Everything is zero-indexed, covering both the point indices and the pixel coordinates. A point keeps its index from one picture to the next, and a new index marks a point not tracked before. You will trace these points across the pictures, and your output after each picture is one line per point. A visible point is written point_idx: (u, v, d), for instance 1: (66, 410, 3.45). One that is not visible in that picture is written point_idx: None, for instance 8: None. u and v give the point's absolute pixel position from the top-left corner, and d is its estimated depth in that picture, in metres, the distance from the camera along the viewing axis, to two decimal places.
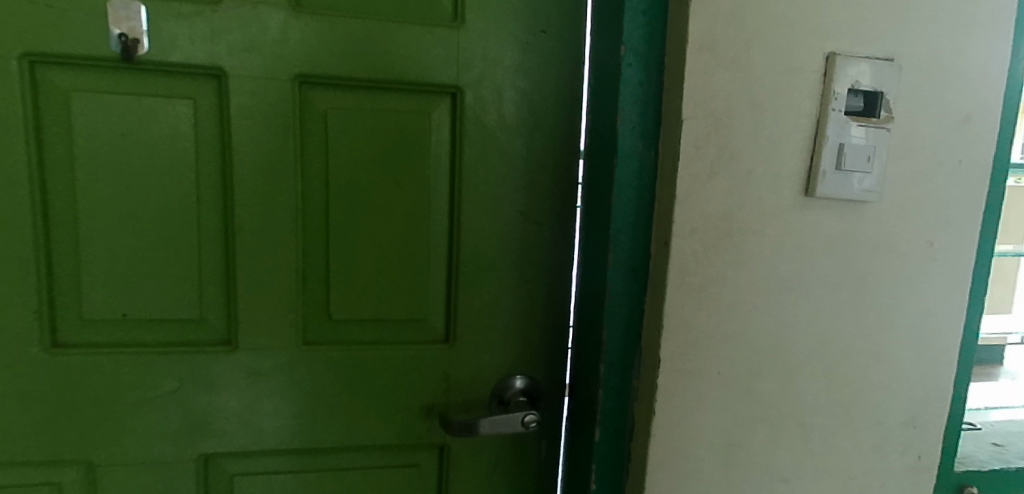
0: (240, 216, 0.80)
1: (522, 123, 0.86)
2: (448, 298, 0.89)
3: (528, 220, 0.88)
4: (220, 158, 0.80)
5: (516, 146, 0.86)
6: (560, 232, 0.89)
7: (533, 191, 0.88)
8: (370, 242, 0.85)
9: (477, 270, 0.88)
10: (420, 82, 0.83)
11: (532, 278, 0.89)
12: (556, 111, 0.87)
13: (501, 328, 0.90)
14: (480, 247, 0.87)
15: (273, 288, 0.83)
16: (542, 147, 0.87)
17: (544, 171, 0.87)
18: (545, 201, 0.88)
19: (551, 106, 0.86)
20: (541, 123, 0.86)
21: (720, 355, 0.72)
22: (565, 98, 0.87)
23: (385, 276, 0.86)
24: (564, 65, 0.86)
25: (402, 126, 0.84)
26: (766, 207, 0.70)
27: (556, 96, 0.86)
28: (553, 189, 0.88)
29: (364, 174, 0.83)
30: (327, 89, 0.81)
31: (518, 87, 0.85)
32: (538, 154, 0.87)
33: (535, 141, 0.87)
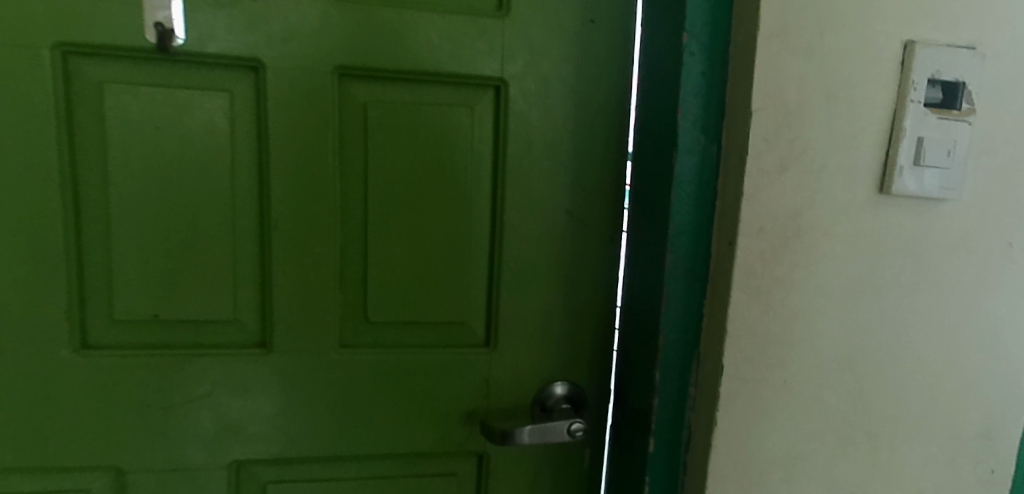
0: (277, 214, 0.77)
1: (569, 118, 0.82)
2: (489, 300, 0.85)
3: (575, 219, 0.84)
4: (257, 152, 0.76)
5: (562, 141, 0.82)
6: (608, 232, 0.85)
7: (580, 189, 0.84)
8: (410, 241, 0.81)
9: (521, 271, 0.84)
10: (463, 74, 0.79)
11: (578, 279, 0.85)
12: (606, 105, 0.83)
13: (544, 333, 0.86)
14: (524, 247, 0.83)
15: (309, 289, 0.79)
16: (590, 143, 0.83)
17: (592, 168, 0.83)
18: (592, 199, 0.84)
19: (600, 100, 0.82)
20: (590, 118, 0.83)
21: (787, 363, 0.67)
22: (615, 91, 0.83)
23: (425, 277, 0.82)
24: (614, 56, 0.82)
25: (444, 120, 0.80)
26: (837, 205, 0.65)
27: (606, 89, 0.82)
28: (600, 187, 0.84)
29: (403, 169, 0.80)
30: (367, 81, 0.78)
31: (565, 80, 0.81)
32: (585, 150, 0.83)
33: (583, 137, 0.83)
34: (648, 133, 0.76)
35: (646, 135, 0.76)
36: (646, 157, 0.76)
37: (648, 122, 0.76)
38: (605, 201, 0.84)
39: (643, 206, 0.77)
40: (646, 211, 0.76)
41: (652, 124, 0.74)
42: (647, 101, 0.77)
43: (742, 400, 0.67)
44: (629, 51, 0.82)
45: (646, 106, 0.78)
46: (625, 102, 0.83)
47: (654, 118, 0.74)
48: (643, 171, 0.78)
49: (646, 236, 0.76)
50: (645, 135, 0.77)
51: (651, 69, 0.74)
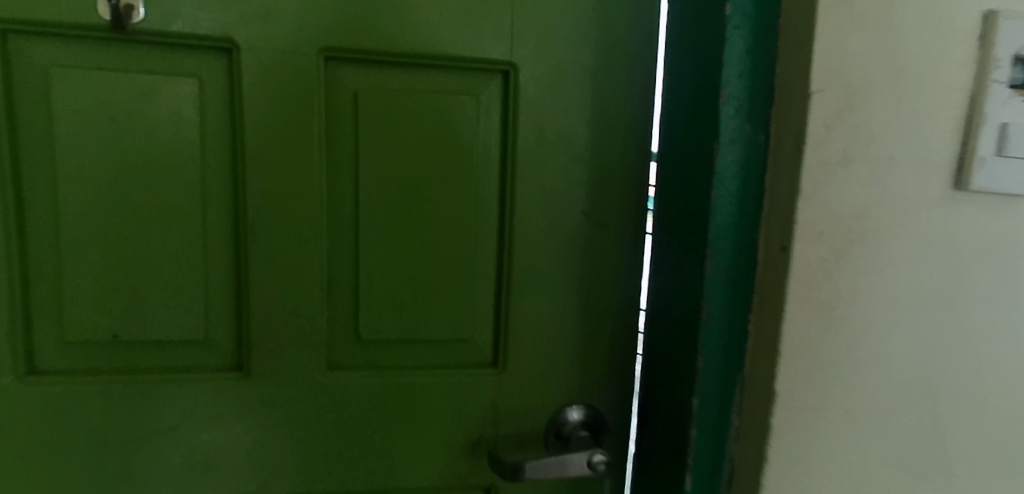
0: (254, 218, 0.67)
1: (587, 108, 0.73)
2: (497, 315, 0.75)
3: (594, 222, 0.74)
4: (231, 148, 0.66)
5: (579, 134, 0.73)
6: (631, 236, 0.76)
7: (600, 187, 0.74)
8: (407, 248, 0.71)
9: (533, 281, 0.74)
10: (468, 58, 0.70)
11: (598, 290, 0.76)
12: (628, 92, 0.73)
13: (560, 351, 0.76)
14: (537, 253, 0.74)
15: (291, 304, 0.69)
16: (611, 135, 0.73)
17: (612, 164, 0.74)
18: (613, 199, 0.75)
19: (621, 87, 0.73)
20: (611, 107, 0.73)
21: (849, 388, 0.58)
22: (638, 77, 0.73)
23: (425, 290, 0.72)
24: (637, 38, 0.73)
25: (446, 110, 0.70)
26: (907, 204, 0.56)
27: (627, 75, 0.73)
28: (622, 186, 0.74)
29: (398, 168, 0.70)
30: (358, 66, 0.68)
31: (582, 64, 0.72)
32: (605, 144, 0.73)
33: (602, 129, 0.73)
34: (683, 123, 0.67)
35: (680, 126, 0.67)
36: (682, 151, 0.67)
37: (683, 110, 0.67)
38: (628, 200, 0.75)
39: (677, 206, 0.68)
40: (682, 212, 0.67)
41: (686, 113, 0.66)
42: (680, 87, 0.68)
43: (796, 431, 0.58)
44: (654, 31, 0.73)
45: (677, 92, 0.69)
46: (649, 88, 0.74)
47: (692, 105, 0.65)
48: (675, 168, 0.69)
49: (682, 240, 0.67)
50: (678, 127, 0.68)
51: (688, 50, 0.66)
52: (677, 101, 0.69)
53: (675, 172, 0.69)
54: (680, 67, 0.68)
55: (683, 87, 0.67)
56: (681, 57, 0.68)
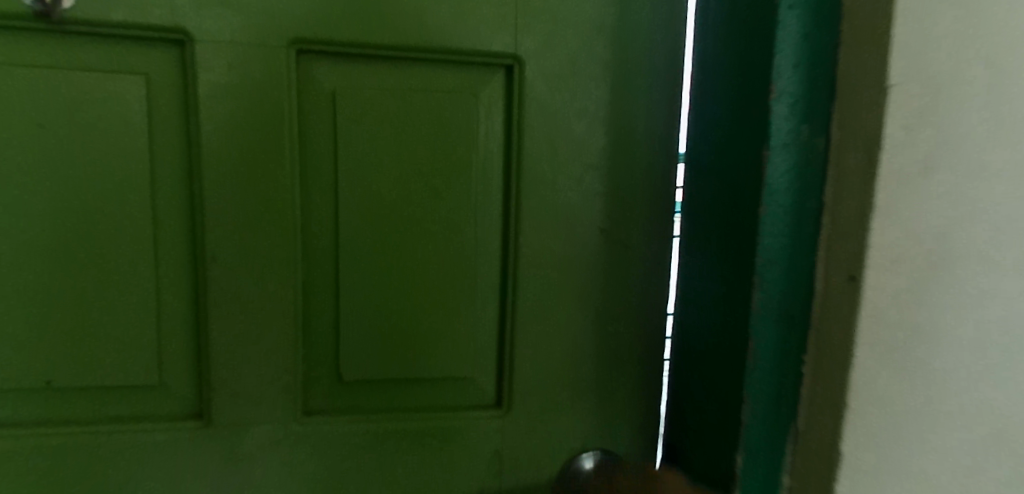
0: (214, 240, 0.57)
1: (604, 107, 0.62)
2: (501, 348, 0.65)
3: (612, 239, 0.64)
4: (186, 159, 0.56)
5: (594, 139, 0.63)
6: (655, 255, 0.65)
7: (619, 199, 0.64)
8: (395, 273, 0.61)
9: (542, 309, 0.64)
10: (465, 51, 0.60)
11: (617, 319, 0.65)
12: (652, 89, 0.63)
13: (574, 388, 0.66)
14: (547, 276, 0.64)
15: (259, 340, 0.59)
16: (632, 139, 0.63)
17: (633, 173, 0.64)
18: (634, 213, 0.64)
19: (644, 82, 0.63)
20: (632, 107, 0.63)
21: (927, 446, 0.48)
22: (663, 71, 0.63)
23: (417, 321, 0.62)
24: (661, 26, 0.62)
25: (440, 112, 0.60)
26: (1003, 222, 0.45)
27: (651, 68, 0.63)
28: (645, 199, 0.64)
29: (384, 181, 0.60)
30: (335, 60, 0.58)
31: (598, 57, 0.62)
32: (625, 150, 0.63)
33: (621, 132, 0.63)
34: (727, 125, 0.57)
35: (721, 127, 0.57)
36: (727, 157, 0.56)
37: (727, 109, 0.56)
38: (651, 214, 0.65)
39: (721, 222, 0.58)
40: (730, 229, 0.56)
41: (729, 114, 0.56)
42: (717, 82, 0.58)
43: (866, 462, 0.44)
44: (682, 17, 0.63)
45: (716, 89, 0.58)
46: (677, 83, 0.63)
47: (740, 104, 0.54)
48: (712, 177, 0.59)
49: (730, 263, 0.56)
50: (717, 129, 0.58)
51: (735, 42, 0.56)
52: (713, 99, 0.59)
53: (716, 181, 0.58)
54: (718, 60, 0.58)
55: (723, 84, 0.57)
56: (718, 48, 0.58)
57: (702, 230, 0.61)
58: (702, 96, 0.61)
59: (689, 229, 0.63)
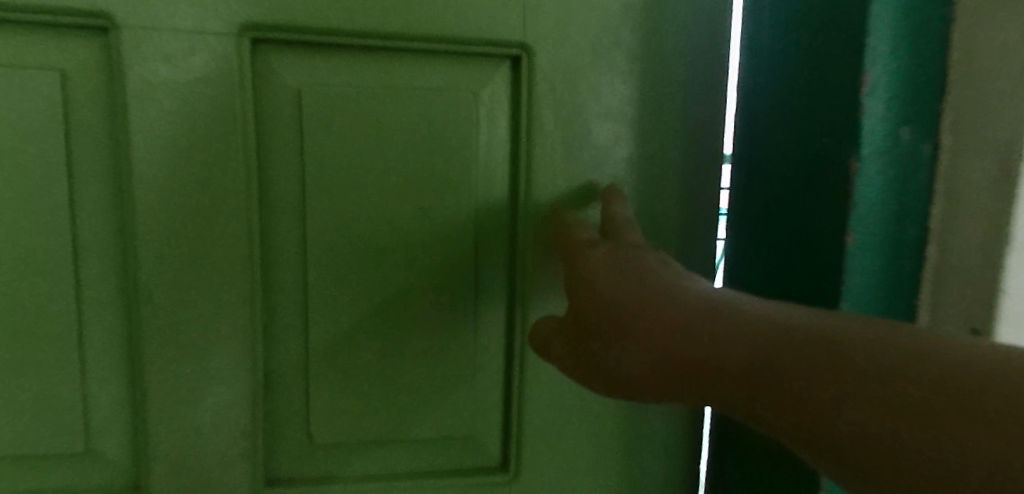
0: (150, 276, 0.46)
1: (631, 107, 0.51)
2: (506, 398, 0.54)
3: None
4: (114, 177, 0.45)
5: (619, 146, 0.51)
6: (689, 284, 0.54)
7: (648, 218, 0.53)
8: (380, 313, 0.50)
9: None
10: (461, 40, 0.49)
11: None
12: (689, 83, 0.51)
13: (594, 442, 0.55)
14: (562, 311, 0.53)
15: (210, 397, 0.48)
16: (665, 145, 0.52)
17: (667, 187, 0.53)
18: (667, 236, 0.53)
19: (680, 75, 0.51)
20: (665, 106, 0.51)
21: None
22: (703, 61, 0.51)
23: (406, 369, 0.51)
24: (701, 8, 0.51)
25: (432, 115, 0.49)
26: None
27: (688, 58, 0.51)
28: (679, 217, 0.53)
29: (362, 200, 0.49)
30: (300, 53, 0.47)
31: (624, 46, 0.50)
32: (656, 159, 0.52)
33: (652, 138, 0.52)
34: (785, 135, 0.46)
35: (780, 137, 0.46)
36: (787, 175, 0.46)
37: (788, 114, 0.45)
38: (686, 235, 0.54)
39: (776, 253, 0.47)
40: (792, 262, 0.46)
41: (793, 110, 0.45)
42: (776, 78, 0.47)
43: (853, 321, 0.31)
44: None
45: (773, 86, 0.47)
46: (720, 77, 0.52)
47: (811, 103, 0.43)
48: (762, 198, 0.48)
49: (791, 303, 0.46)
50: (773, 137, 0.47)
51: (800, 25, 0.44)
52: (770, 98, 0.48)
53: (769, 203, 0.48)
54: (778, 49, 0.47)
55: (784, 80, 0.46)
56: (780, 34, 0.47)
57: (748, 263, 0.50)
58: (751, 93, 0.50)
59: (732, 255, 0.52)
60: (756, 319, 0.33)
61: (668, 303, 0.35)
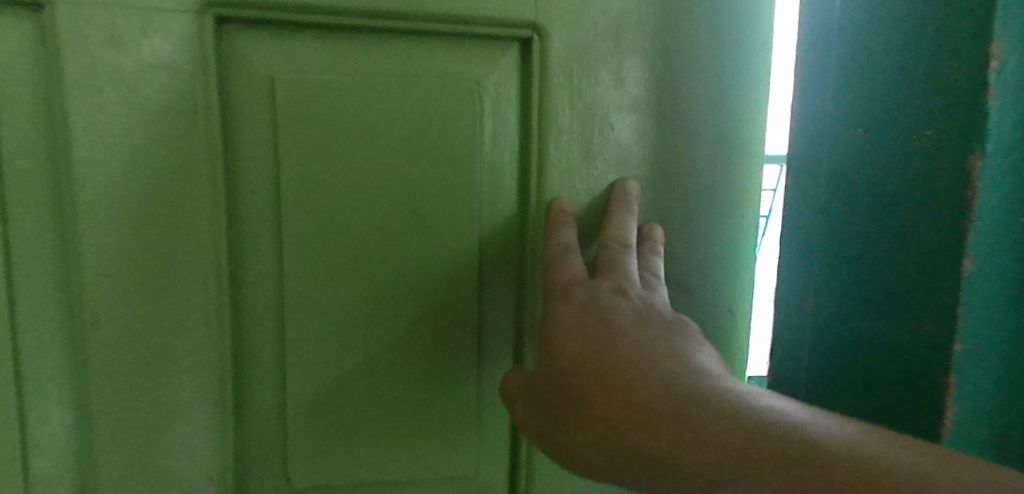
0: (97, 298, 0.39)
1: (658, 99, 0.44)
2: (514, 436, 0.47)
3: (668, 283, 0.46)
4: (53, 183, 0.38)
5: (644, 143, 0.45)
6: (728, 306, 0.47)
7: (678, 226, 0.46)
8: (366, 338, 0.44)
9: None
10: (462, 20, 0.42)
11: None
12: (730, 70, 0.44)
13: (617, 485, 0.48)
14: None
15: (170, 437, 0.41)
16: (701, 143, 0.45)
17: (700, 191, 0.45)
18: (700, 247, 0.46)
19: (717, 60, 0.44)
20: (701, 96, 0.44)
21: None
22: (745, 43, 0.44)
23: (397, 402, 0.45)
24: None
25: (428, 108, 0.43)
26: None
27: (727, 40, 0.44)
28: (716, 226, 0.46)
29: (347, 209, 0.42)
30: (275, 35, 0.40)
31: (650, 28, 0.44)
32: (687, 159, 0.45)
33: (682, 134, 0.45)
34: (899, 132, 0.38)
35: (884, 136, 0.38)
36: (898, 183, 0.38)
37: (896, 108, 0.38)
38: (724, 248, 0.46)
39: (876, 274, 0.40)
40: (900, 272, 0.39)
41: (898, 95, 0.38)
42: (868, 63, 0.38)
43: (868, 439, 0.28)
44: None
45: (862, 74, 0.39)
46: (765, 63, 0.44)
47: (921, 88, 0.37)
48: (852, 207, 0.40)
49: (893, 333, 0.39)
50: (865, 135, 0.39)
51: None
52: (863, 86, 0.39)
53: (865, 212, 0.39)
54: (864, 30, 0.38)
55: (885, 67, 0.38)
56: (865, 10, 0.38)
57: (817, 280, 0.42)
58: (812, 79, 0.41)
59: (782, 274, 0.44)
60: (765, 426, 0.29)
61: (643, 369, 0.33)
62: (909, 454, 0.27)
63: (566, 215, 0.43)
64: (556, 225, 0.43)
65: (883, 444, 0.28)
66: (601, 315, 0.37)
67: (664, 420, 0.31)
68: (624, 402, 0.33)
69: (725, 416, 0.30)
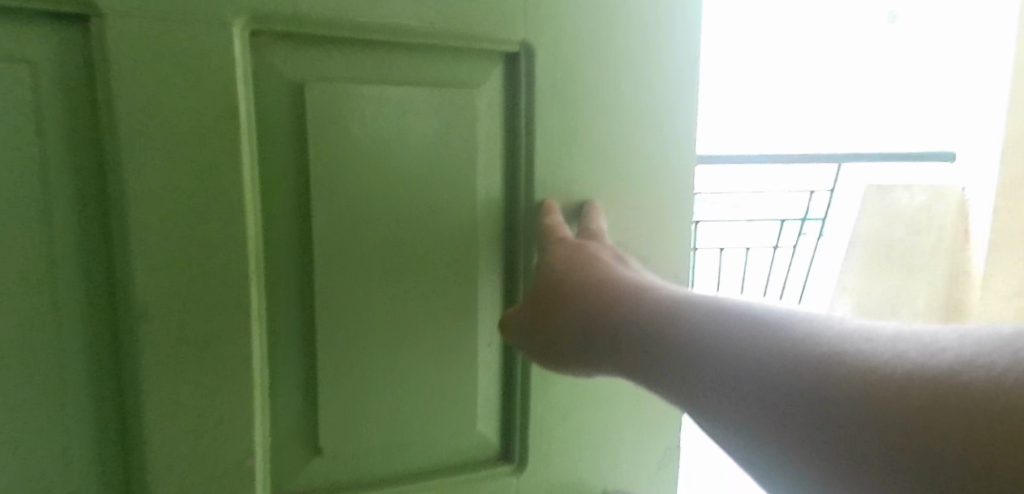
0: (145, 291, 0.41)
1: (616, 111, 0.54)
2: (507, 392, 0.55)
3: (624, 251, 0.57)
4: (97, 186, 0.40)
5: (605, 145, 0.55)
6: (661, 267, 0.60)
7: (631, 206, 0.57)
8: (379, 314, 0.49)
9: None
10: (465, 38, 0.48)
11: None
12: (667, 81, 0.56)
13: (593, 429, 0.57)
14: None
15: (212, 416, 0.44)
16: (645, 138, 0.56)
17: (644, 183, 0.57)
18: (643, 226, 0.58)
19: (660, 71, 0.55)
20: (647, 102, 0.55)
21: None
22: (677, 59, 0.56)
23: (411, 371, 0.51)
24: (679, 19, 0.55)
25: (436, 113, 0.49)
26: None
27: (667, 56, 0.55)
28: (653, 211, 0.58)
29: (365, 203, 0.47)
30: (300, 45, 0.44)
31: (614, 51, 0.53)
32: (636, 158, 0.56)
33: (632, 138, 0.56)
34: None
35: None
36: None
37: None
38: (660, 221, 0.59)
39: None
40: None
41: None
42: None
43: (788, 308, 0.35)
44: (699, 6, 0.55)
45: None
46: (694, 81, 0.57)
47: None
48: None
49: None
50: None
51: None
52: None
53: None
54: None
55: None
56: None
57: None
58: None
59: None
60: (750, 337, 0.34)
61: (647, 311, 0.39)
62: (896, 355, 0.29)
63: (556, 210, 0.53)
64: (545, 216, 0.52)
65: (846, 337, 0.31)
66: (577, 265, 0.46)
67: (640, 338, 0.39)
68: (603, 322, 0.42)
69: (718, 336, 0.35)
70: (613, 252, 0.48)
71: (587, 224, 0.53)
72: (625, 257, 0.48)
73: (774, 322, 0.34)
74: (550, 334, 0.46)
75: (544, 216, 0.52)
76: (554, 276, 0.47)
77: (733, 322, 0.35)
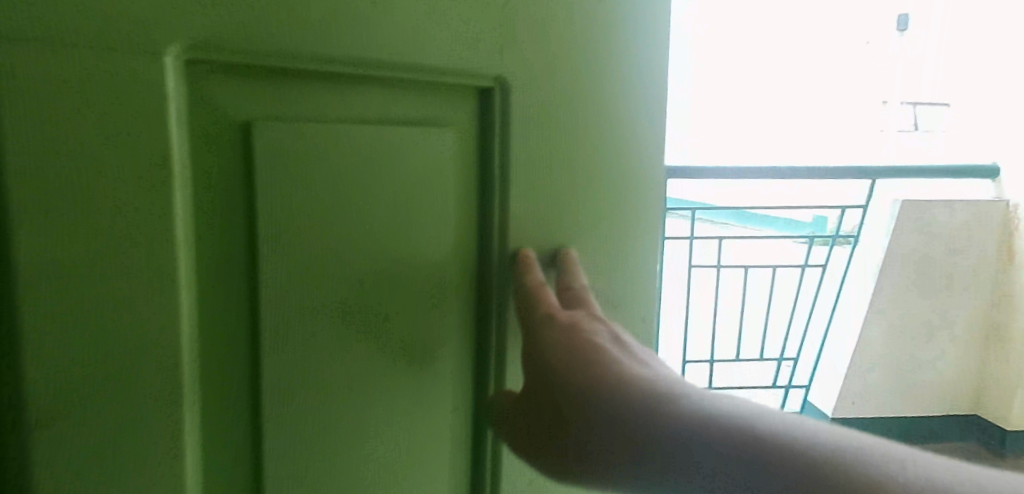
0: (44, 395, 0.32)
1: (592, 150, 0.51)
2: (471, 437, 0.53)
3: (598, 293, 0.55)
4: None
5: (584, 187, 0.51)
6: (632, 305, 0.58)
7: (606, 246, 0.54)
8: (338, 379, 0.43)
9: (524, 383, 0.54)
10: (437, 72, 0.43)
11: None
12: (637, 118, 0.54)
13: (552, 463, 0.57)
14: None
15: None
16: (623, 177, 0.54)
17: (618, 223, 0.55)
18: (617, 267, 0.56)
19: (635, 107, 0.53)
20: (623, 138, 0.53)
21: None
22: (648, 95, 0.54)
23: (374, 437, 0.46)
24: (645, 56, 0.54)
25: (403, 154, 0.43)
26: None
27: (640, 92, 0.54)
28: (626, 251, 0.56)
29: (324, 257, 0.42)
30: (244, 77, 0.38)
31: (591, 88, 0.50)
32: (611, 197, 0.54)
33: (609, 178, 0.53)
34: None
35: None
36: None
37: None
38: (632, 259, 0.57)
39: None
40: None
41: None
42: None
43: (805, 419, 0.34)
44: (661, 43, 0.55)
45: None
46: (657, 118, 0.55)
47: None
48: None
49: None
50: None
51: None
52: None
53: None
54: None
55: None
56: None
57: None
58: None
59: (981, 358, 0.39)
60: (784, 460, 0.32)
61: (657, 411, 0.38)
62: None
63: (532, 263, 0.50)
64: (525, 273, 0.50)
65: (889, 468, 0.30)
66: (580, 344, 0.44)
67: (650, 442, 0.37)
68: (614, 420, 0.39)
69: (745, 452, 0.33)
70: (607, 328, 0.47)
71: (566, 281, 0.51)
72: (618, 332, 0.47)
73: (805, 444, 0.32)
74: (553, 424, 0.44)
75: (522, 273, 0.50)
76: (554, 362, 0.44)
77: (759, 435, 0.33)
